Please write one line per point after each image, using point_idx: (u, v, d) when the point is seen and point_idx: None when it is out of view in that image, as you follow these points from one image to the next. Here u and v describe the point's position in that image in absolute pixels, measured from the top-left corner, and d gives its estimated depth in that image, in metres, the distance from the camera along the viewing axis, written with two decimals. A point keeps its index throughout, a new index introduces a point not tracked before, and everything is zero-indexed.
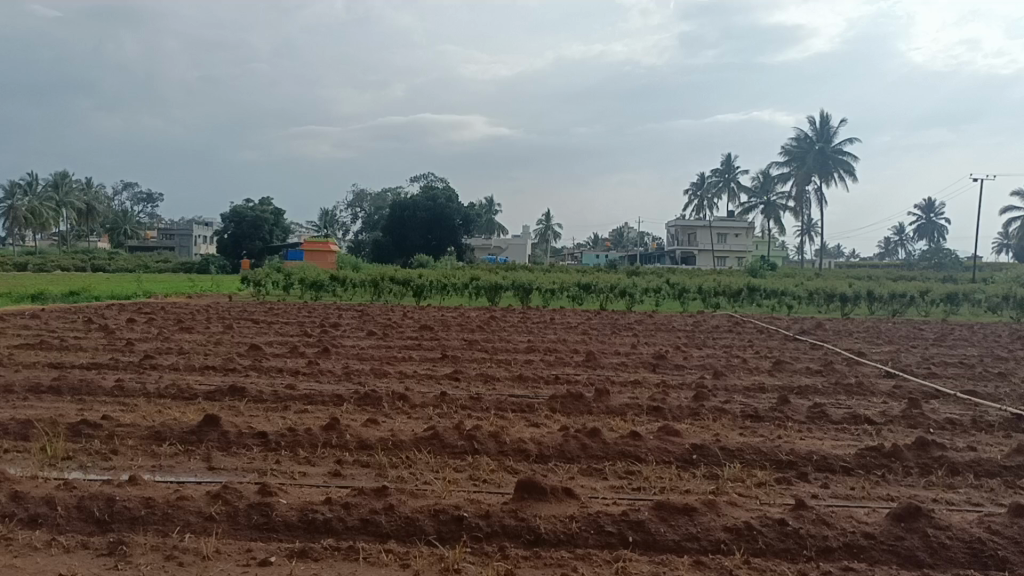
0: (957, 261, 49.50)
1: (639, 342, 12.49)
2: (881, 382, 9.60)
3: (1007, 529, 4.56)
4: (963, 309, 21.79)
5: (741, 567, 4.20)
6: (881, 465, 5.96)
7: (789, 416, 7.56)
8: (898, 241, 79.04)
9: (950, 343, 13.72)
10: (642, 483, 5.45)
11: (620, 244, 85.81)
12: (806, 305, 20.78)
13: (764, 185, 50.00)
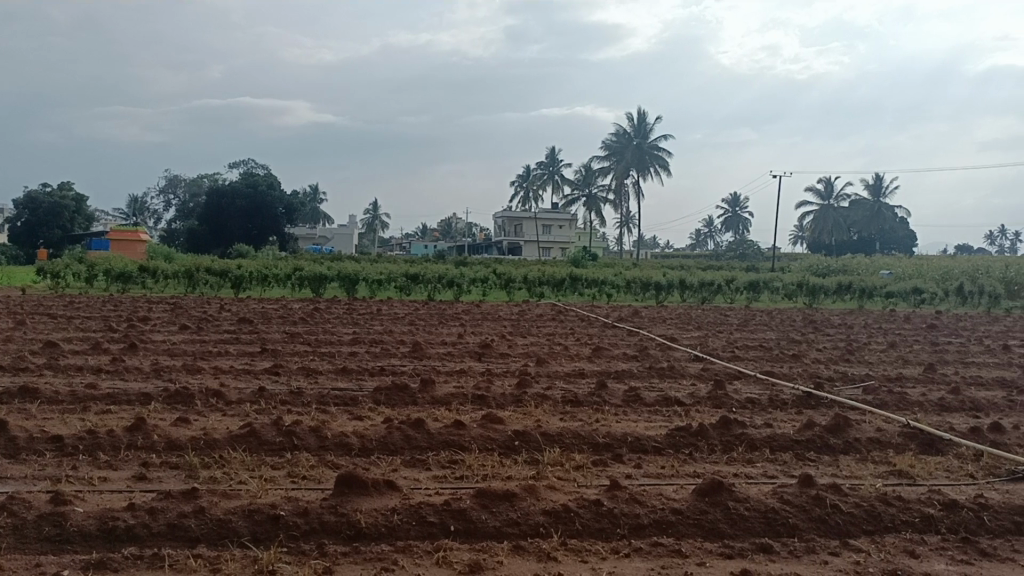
0: (759, 252, 53.36)
1: (465, 332, 12.59)
2: (690, 365, 10.17)
3: (797, 497, 4.96)
4: (764, 297, 23.51)
5: (558, 549, 4.31)
6: (689, 444, 6.31)
7: (607, 400, 7.85)
8: (707, 234, 84.28)
9: (752, 328, 14.80)
10: (465, 472, 5.49)
11: (448, 235, 86.28)
12: (624, 294, 21.75)
13: (586, 178, 51.74)
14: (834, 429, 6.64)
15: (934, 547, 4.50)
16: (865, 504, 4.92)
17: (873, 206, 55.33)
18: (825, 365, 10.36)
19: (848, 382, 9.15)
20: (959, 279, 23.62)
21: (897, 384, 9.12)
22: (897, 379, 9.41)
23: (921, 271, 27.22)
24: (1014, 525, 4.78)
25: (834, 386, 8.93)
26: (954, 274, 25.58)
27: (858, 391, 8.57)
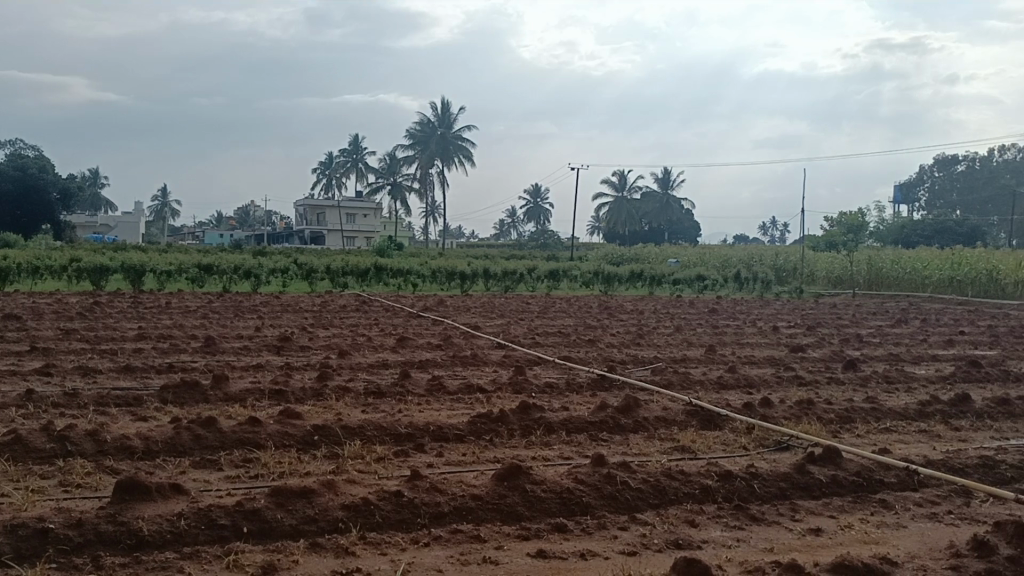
0: (559, 241, 55.31)
1: (263, 325, 12.12)
2: (492, 352, 10.36)
3: (590, 477, 5.17)
4: (563, 284, 24.37)
5: (356, 544, 4.25)
6: (490, 430, 6.42)
7: (410, 391, 7.82)
8: (510, 223, 86.25)
9: (552, 314, 15.32)
10: (260, 471, 5.27)
11: (246, 223, 82.68)
12: (428, 284, 21.79)
13: (391, 167, 51.29)
14: (625, 409, 6.99)
15: (710, 516, 4.84)
16: (652, 479, 5.21)
17: (662, 197, 58.87)
18: (618, 349, 10.89)
19: (639, 364, 9.68)
20: (737, 266, 25.66)
21: (682, 365, 9.76)
22: (682, 361, 10.07)
23: (704, 259, 29.30)
24: (780, 491, 5.24)
25: (626, 368, 9.41)
26: (732, 262, 27.74)
27: (648, 373, 9.08)
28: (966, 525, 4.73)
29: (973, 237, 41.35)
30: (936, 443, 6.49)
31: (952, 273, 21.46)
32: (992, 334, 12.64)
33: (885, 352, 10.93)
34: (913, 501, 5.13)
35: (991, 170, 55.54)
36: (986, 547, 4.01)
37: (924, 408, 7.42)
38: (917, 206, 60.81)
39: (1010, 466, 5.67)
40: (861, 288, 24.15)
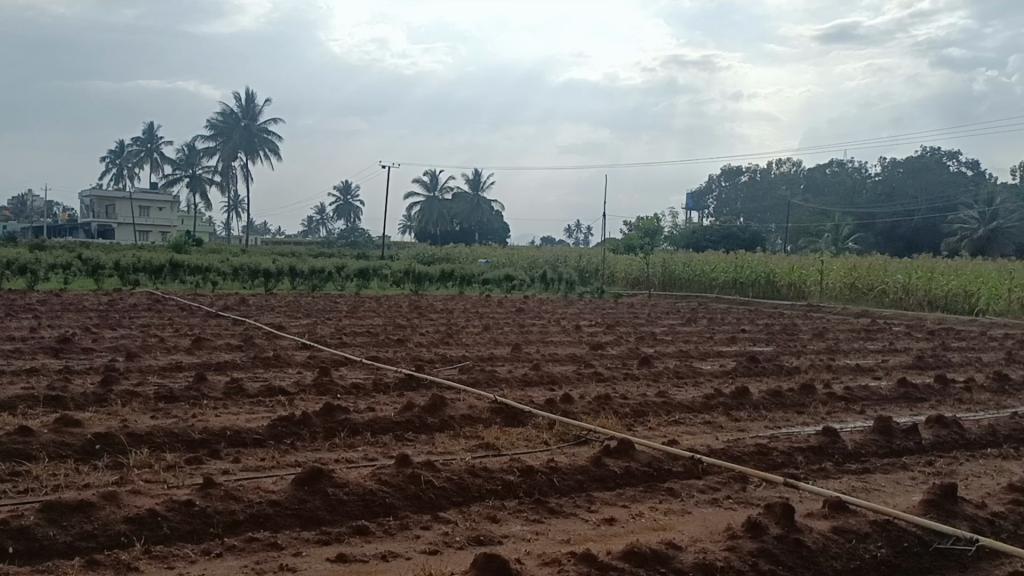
0: (369, 239, 54.65)
1: (39, 325, 11.08)
2: (296, 353, 10.05)
3: (394, 477, 5.13)
4: (372, 284, 24.09)
5: (140, 559, 3.98)
6: (291, 433, 6.22)
7: (205, 394, 7.42)
8: (319, 221, 84.25)
9: (360, 314, 15.10)
10: (31, 485, 4.81)
11: (21, 214, 75.34)
12: (230, 282, 20.83)
13: (189, 158, 48.60)
14: (431, 409, 7.00)
15: (511, 511, 4.95)
16: (455, 477, 5.25)
17: (472, 198, 59.67)
18: (426, 348, 10.90)
19: (446, 364, 9.73)
20: (543, 267, 26.45)
21: (488, 364, 9.92)
22: (489, 359, 10.23)
23: (511, 260, 29.98)
24: (578, 483, 5.44)
25: (433, 368, 9.44)
26: (538, 263, 28.58)
27: (455, 372, 9.15)
28: (742, 508, 5.12)
29: (753, 242, 44.97)
30: (718, 432, 6.99)
31: (735, 275, 23.23)
32: (768, 332, 13.79)
33: (676, 349, 11.64)
34: (697, 488, 5.50)
35: (769, 181, 60.72)
36: (758, 528, 4.36)
37: (709, 401, 7.96)
38: (706, 212, 65.32)
39: (781, 452, 6.21)
40: (657, 289, 25.64)
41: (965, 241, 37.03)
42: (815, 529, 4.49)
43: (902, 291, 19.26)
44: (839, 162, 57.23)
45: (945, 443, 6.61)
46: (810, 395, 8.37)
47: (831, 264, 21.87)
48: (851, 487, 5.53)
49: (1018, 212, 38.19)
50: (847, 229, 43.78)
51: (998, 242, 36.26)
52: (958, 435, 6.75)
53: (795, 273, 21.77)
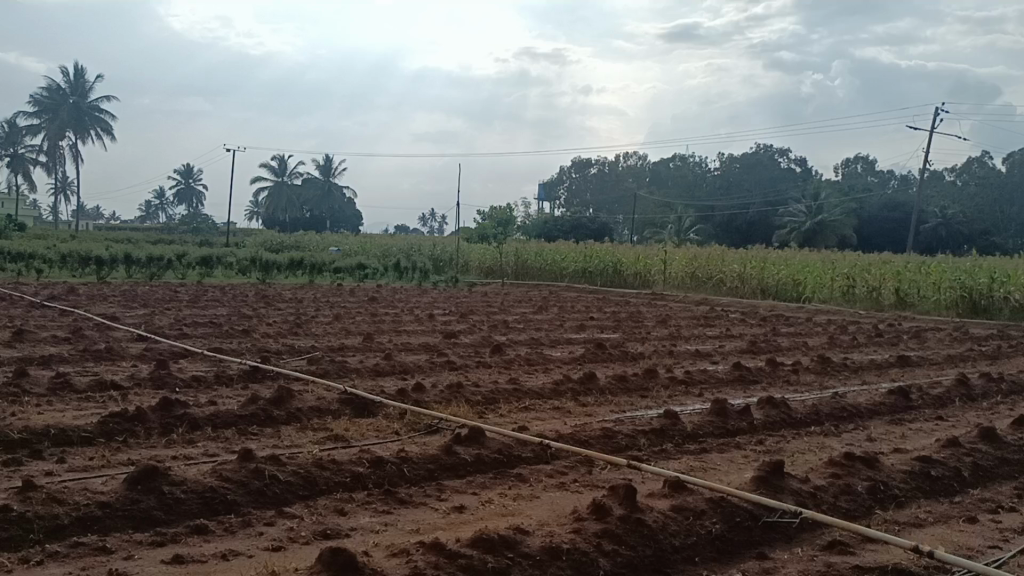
0: (212, 226, 52.37)
1: None
2: (132, 345, 9.49)
3: (237, 473, 4.93)
4: (216, 272, 23.13)
5: None
6: (124, 430, 5.86)
7: (26, 391, 6.88)
8: (158, 206, 80.00)
9: (203, 303, 14.46)
10: None
11: None
12: (57, 270, 19.46)
13: (10, 135, 44.88)
14: (277, 401, 6.78)
15: (360, 503, 4.87)
16: (301, 471, 5.11)
17: (323, 185, 58.37)
18: (274, 338, 10.55)
19: (294, 354, 9.46)
20: (396, 255, 26.23)
21: (339, 354, 9.72)
22: (339, 349, 10.03)
23: (364, 248, 29.54)
24: (428, 472, 5.42)
25: (280, 359, 9.14)
26: (392, 251, 28.31)
27: (303, 363, 8.90)
28: (588, 490, 5.26)
29: (601, 232, 46.31)
30: (567, 418, 7.15)
31: (584, 264, 23.86)
32: (615, 320, 14.24)
33: (528, 337, 11.81)
34: (545, 472, 5.60)
35: (617, 174, 62.70)
36: (602, 510, 4.49)
37: (558, 387, 8.13)
38: (557, 203, 66.73)
39: (626, 435, 6.42)
40: (509, 278, 25.95)
41: (794, 233, 39.57)
42: (656, 508, 4.66)
43: (738, 281, 20.37)
44: (681, 156, 59.84)
45: (774, 422, 7.04)
46: (653, 379, 8.71)
47: (673, 254, 22.85)
48: (689, 466, 5.78)
49: (840, 207, 41.24)
50: (689, 220, 45.87)
51: (823, 234, 38.98)
52: (785, 415, 7.21)
53: (640, 263, 22.59)
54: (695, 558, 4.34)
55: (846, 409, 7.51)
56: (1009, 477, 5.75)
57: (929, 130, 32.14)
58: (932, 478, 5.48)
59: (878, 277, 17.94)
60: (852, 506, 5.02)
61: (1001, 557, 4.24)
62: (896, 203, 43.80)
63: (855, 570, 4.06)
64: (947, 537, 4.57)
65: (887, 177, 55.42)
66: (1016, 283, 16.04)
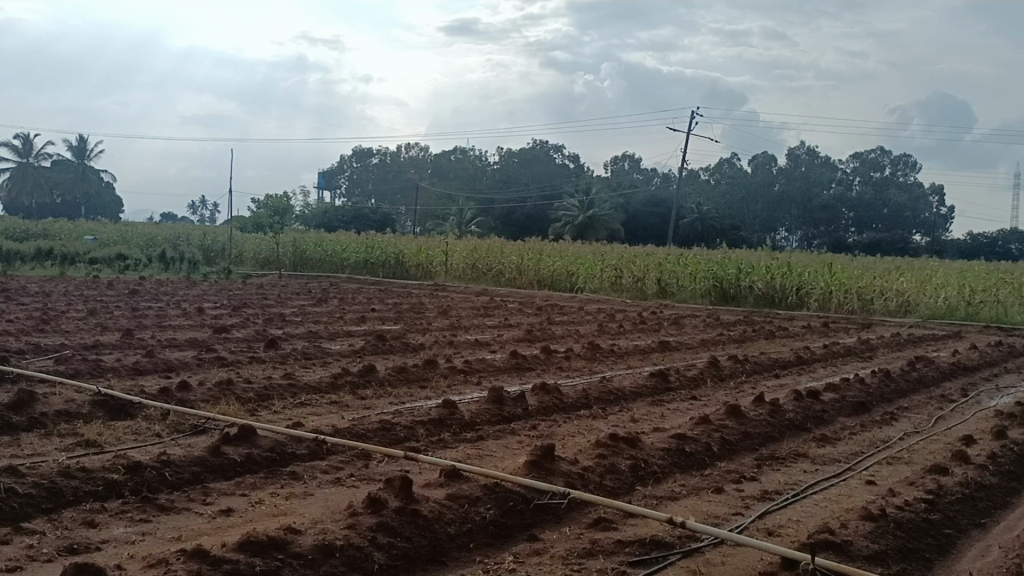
0: None
1: None
2: None
3: None
4: None
5: None
6: None
7: None
8: None
9: None
10: None
11: None
12: None
13: None
14: (17, 406, 6.11)
15: (113, 512, 4.49)
16: (45, 482, 4.63)
17: (77, 167, 53.47)
18: (15, 337, 9.50)
19: (40, 354, 8.57)
20: (162, 245, 24.56)
21: (93, 352, 8.94)
22: (94, 347, 9.21)
23: (125, 236, 27.37)
24: (193, 476, 5.11)
25: (22, 359, 8.24)
26: (157, 240, 26.48)
27: (50, 363, 8.08)
28: (364, 485, 5.18)
29: (383, 223, 46.01)
30: (344, 412, 7.01)
31: (365, 255, 23.57)
32: (395, 311, 14.19)
33: (305, 330, 11.47)
34: (320, 469, 5.46)
35: (399, 164, 62.57)
36: (377, 504, 4.44)
37: (335, 381, 7.96)
38: (338, 192, 65.44)
39: (403, 427, 6.40)
40: (286, 269, 25.10)
41: (568, 226, 41.36)
42: (431, 498, 4.68)
43: (516, 271, 20.98)
44: (462, 149, 60.71)
45: (547, 408, 7.31)
46: (433, 369, 8.76)
47: (454, 245, 23.17)
48: (466, 455, 5.86)
49: (609, 201, 43.61)
50: (470, 212, 46.58)
51: (594, 228, 41.04)
52: (558, 400, 7.52)
53: (422, 254, 22.68)
54: (470, 545, 4.39)
55: (613, 393, 7.95)
56: (751, 449, 6.34)
57: (686, 133, 34.82)
58: (686, 453, 5.92)
59: (642, 269, 19.19)
60: (616, 484, 5.32)
61: (743, 522, 4.66)
62: (658, 200, 47.05)
63: (616, 544, 4.29)
64: (699, 507, 4.95)
65: (651, 175, 59.41)
66: (760, 273, 17.79)
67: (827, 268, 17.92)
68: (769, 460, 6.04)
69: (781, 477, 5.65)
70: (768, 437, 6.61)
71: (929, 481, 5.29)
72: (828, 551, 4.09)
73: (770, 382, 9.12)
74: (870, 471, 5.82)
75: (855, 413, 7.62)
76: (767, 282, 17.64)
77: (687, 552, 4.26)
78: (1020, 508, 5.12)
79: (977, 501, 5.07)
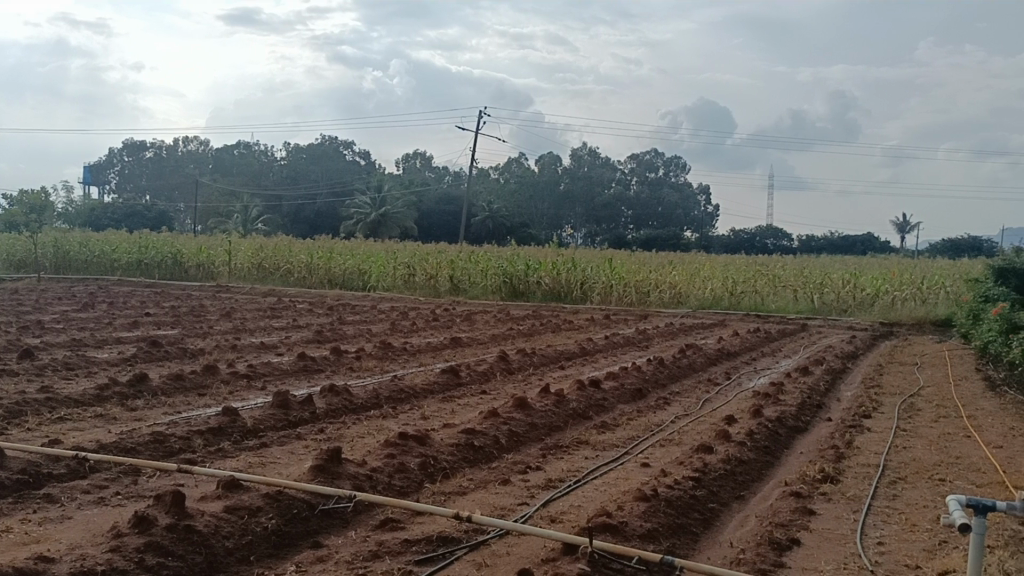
0: None
1: None
2: None
3: None
4: None
5: None
6: None
7: None
8: None
9: None
10: None
11: None
12: None
13: None
14: None
15: None
16: None
17: None
18: None
19: None
20: None
21: None
22: None
23: None
24: None
25: None
26: None
27: None
28: (131, 503, 4.80)
29: (159, 222, 43.12)
30: (112, 425, 6.47)
31: (139, 256, 21.95)
32: (173, 314, 13.34)
33: (67, 338, 10.49)
34: (80, 489, 4.99)
35: (176, 159, 58.91)
36: (145, 522, 4.12)
37: (101, 393, 7.33)
38: (107, 187, 60.60)
39: (178, 438, 6.01)
40: (46, 271, 22.85)
41: (360, 224, 40.77)
42: (207, 512, 4.41)
43: (305, 271, 20.41)
44: (245, 144, 58.14)
45: (336, 410, 7.14)
46: (213, 376, 8.29)
47: (238, 245, 22.14)
48: (247, 464, 5.60)
49: (401, 199, 43.44)
50: (256, 209, 44.68)
51: (387, 226, 40.78)
52: (346, 401, 7.37)
53: (203, 254, 21.47)
54: (250, 557, 4.17)
55: (404, 391, 7.89)
56: (537, 439, 6.52)
57: (476, 131, 35.39)
58: (474, 448, 5.98)
59: (434, 266, 19.26)
60: (405, 483, 5.27)
61: (527, 511, 4.78)
62: (449, 198, 47.51)
63: (402, 544, 4.25)
64: (486, 500, 5.02)
65: (442, 172, 59.92)
66: (546, 269, 18.43)
67: (607, 263, 18.86)
68: (553, 449, 6.24)
69: (564, 465, 5.86)
70: (553, 426, 6.83)
71: (697, 459, 5.68)
72: (604, 533, 4.28)
73: (556, 374, 9.45)
74: (645, 453, 6.17)
75: (633, 399, 8.06)
76: (553, 278, 18.29)
77: (473, 545, 4.30)
78: (773, 479, 5.63)
79: (737, 475, 5.51)
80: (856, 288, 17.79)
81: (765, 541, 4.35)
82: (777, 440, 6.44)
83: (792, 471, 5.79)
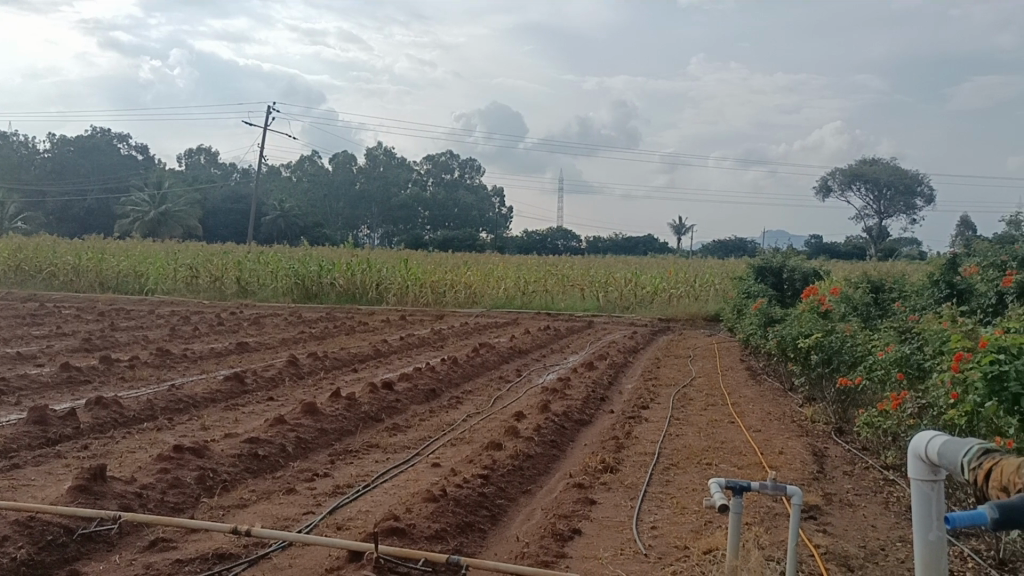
0: None
1: None
2: None
3: None
4: None
5: None
6: None
7: None
8: None
9: None
10: None
11: None
12: None
13: None
14: None
15: None
16: None
17: None
18: None
19: None
20: None
21: None
22: None
23: None
24: None
25: None
26: None
27: None
28: None
29: None
30: None
31: None
32: None
33: None
34: None
35: None
36: None
37: None
38: None
39: None
40: None
41: (137, 223, 37.99)
42: None
43: (72, 274, 18.68)
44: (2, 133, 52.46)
45: (103, 424, 6.57)
46: None
47: None
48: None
49: (184, 197, 40.96)
50: (14, 205, 40.39)
51: (168, 225, 38.32)
52: (116, 414, 6.80)
53: None
54: None
55: (182, 401, 7.41)
56: (326, 445, 6.34)
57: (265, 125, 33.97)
58: (258, 457, 5.71)
59: (220, 268, 18.28)
60: (180, 499, 4.93)
61: (312, 521, 4.63)
62: (238, 196, 45.48)
63: (174, 565, 3.97)
64: (269, 512, 4.81)
65: (230, 170, 57.19)
66: (340, 270, 18.04)
67: (402, 263, 18.76)
68: (342, 455, 6.09)
69: (354, 470, 5.73)
70: (344, 431, 6.67)
71: (486, 457, 5.75)
72: (390, 537, 4.22)
73: (348, 377, 9.27)
74: (436, 454, 6.17)
75: (426, 400, 8.05)
76: (347, 278, 17.94)
77: (253, 560, 4.09)
78: (558, 472, 5.81)
79: (524, 470, 5.63)
80: (638, 286, 18.84)
81: (548, 533, 4.47)
82: (563, 434, 6.66)
83: (577, 463, 6.00)
